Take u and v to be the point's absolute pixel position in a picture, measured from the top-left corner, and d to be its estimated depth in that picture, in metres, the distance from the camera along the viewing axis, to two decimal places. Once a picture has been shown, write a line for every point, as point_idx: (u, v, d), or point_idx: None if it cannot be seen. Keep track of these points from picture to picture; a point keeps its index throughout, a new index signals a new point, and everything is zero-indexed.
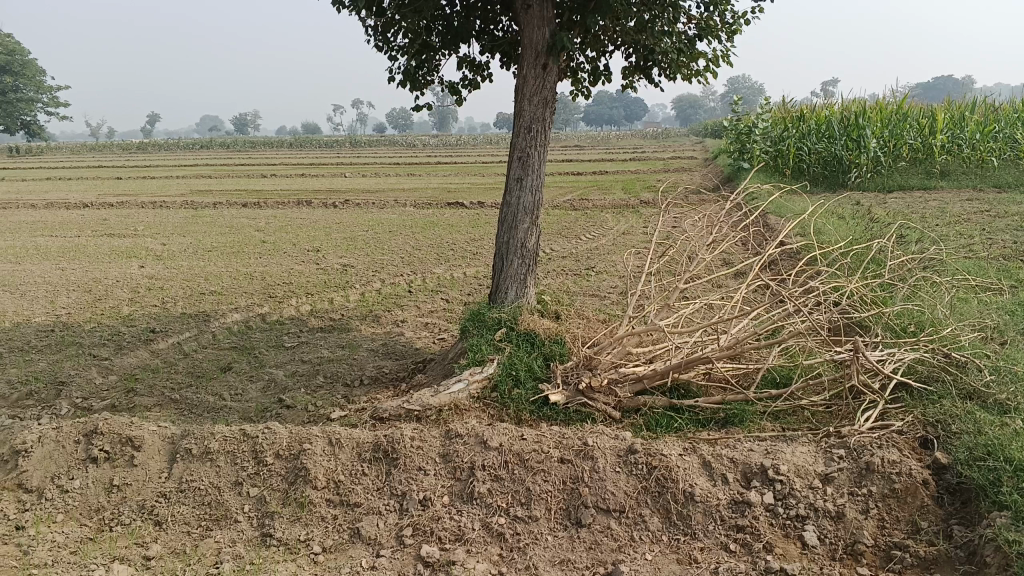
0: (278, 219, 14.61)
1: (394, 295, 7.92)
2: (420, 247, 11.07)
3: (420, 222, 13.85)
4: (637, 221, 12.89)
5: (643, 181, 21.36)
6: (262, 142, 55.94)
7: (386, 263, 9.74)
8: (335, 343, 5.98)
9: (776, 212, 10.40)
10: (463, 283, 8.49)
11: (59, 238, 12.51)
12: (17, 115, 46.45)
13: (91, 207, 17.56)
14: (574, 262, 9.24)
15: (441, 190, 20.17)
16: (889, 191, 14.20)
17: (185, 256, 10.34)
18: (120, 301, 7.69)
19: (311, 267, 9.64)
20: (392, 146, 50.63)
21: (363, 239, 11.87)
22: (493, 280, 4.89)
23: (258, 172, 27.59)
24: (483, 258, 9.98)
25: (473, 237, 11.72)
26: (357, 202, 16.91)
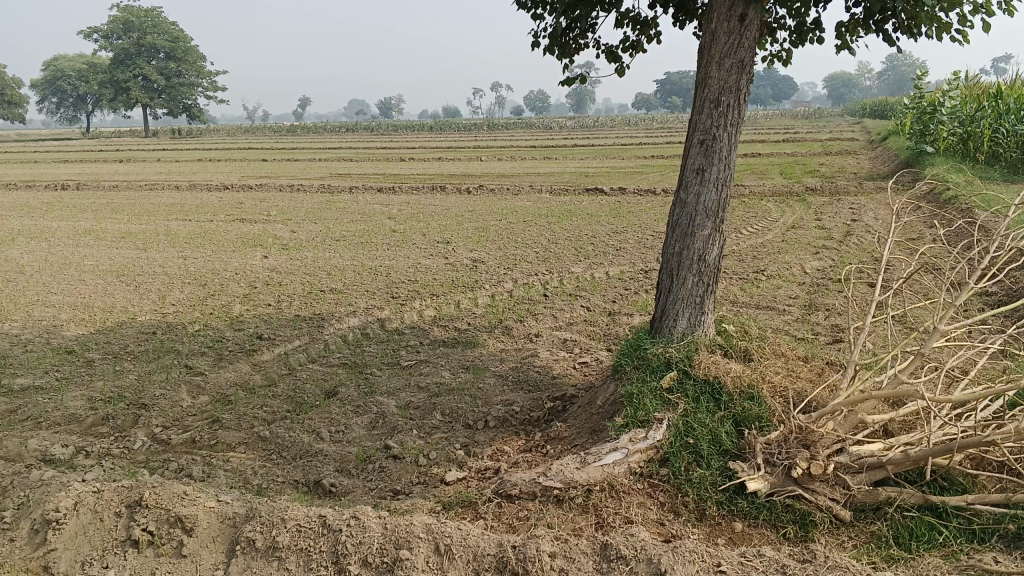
0: (411, 205, 13.94)
1: (528, 299, 6.90)
2: (558, 239, 10.00)
3: (559, 210, 12.79)
4: (805, 213, 11.29)
5: (802, 165, 19.40)
6: (402, 125, 56.64)
7: (520, 259, 8.77)
8: (456, 363, 5.01)
9: (985, 205, 8.63)
10: (607, 284, 7.38)
11: (192, 222, 12.30)
12: (179, 99, 48.66)
13: (232, 190, 17.57)
14: (737, 264, 7.90)
15: (580, 175, 19.02)
16: None
17: (311, 246, 9.73)
18: (233, 298, 7.06)
19: (439, 262, 8.78)
20: (530, 128, 49.76)
21: (497, 229, 10.92)
22: (658, 302, 3.75)
23: (396, 155, 27.34)
24: (629, 255, 8.80)
25: (617, 229, 10.53)
26: (492, 188, 16.03)
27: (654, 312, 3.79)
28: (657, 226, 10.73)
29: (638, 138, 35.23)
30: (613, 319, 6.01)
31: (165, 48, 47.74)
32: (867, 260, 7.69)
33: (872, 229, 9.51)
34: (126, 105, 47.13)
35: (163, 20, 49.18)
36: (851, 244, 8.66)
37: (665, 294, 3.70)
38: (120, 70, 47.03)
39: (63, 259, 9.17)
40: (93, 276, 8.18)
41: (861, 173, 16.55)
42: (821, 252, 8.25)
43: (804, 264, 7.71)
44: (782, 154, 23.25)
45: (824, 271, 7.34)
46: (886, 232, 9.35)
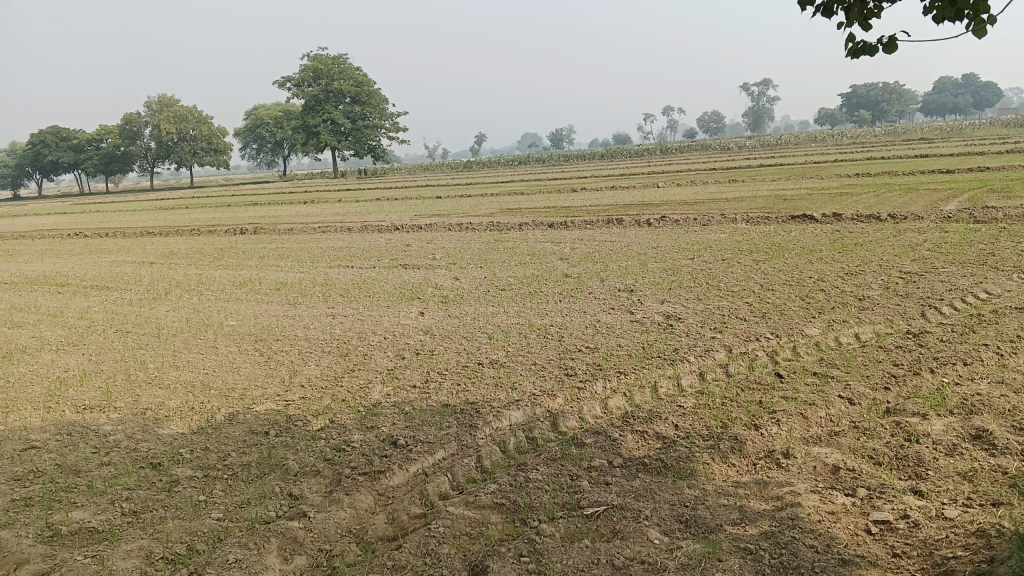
0: (586, 242, 12.31)
1: (754, 383, 5.00)
2: (772, 284, 7.97)
3: (763, 244, 10.70)
4: None
5: None
6: (575, 154, 55.87)
7: (731, 314, 6.90)
8: (670, 511, 3.26)
9: None
10: (864, 357, 5.39)
11: (352, 268, 11.30)
12: (364, 140, 50.27)
13: (401, 230, 16.69)
14: None
15: (777, 198, 16.75)
16: None
17: (473, 298, 8.31)
18: (370, 375, 5.65)
19: (624, 319, 7.04)
20: (708, 151, 47.23)
21: (691, 271, 9.04)
22: None
23: (568, 185, 25.91)
24: (878, 310, 6.67)
25: (846, 270, 8.35)
26: (679, 218, 14.11)
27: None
28: (901, 265, 8.46)
29: (834, 153, 32.11)
30: (895, 431, 4.03)
31: (350, 92, 49.13)
32: None
33: None
34: (315, 147, 49.02)
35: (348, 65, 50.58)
36: None
37: None
38: (311, 114, 49.10)
39: (205, 319, 8.21)
40: (228, 341, 7.08)
41: None
42: None
43: None
44: (1020, 166, 19.80)
45: None
46: None
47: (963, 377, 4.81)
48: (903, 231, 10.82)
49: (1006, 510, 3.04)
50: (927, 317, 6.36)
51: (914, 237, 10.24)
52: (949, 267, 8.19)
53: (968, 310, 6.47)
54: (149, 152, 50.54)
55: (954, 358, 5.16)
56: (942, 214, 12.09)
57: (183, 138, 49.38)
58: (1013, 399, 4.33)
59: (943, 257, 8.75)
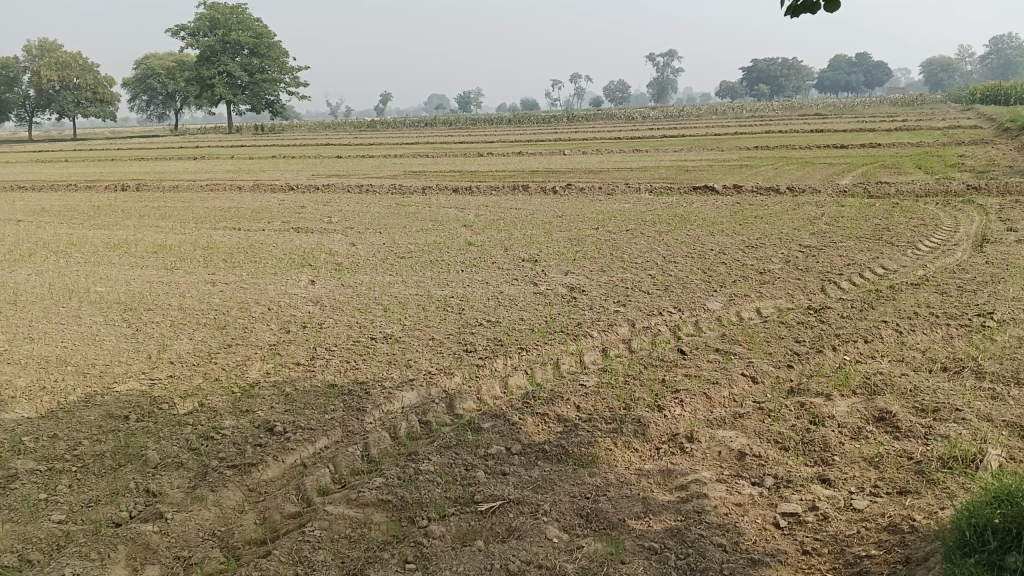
0: (490, 209, 11.99)
1: (658, 360, 4.82)
2: (676, 257, 7.87)
3: (667, 215, 10.63)
4: (988, 223, 8.90)
5: (940, 158, 16.89)
6: (481, 119, 55.31)
7: (635, 287, 6.74)
8: (571, 506, 3.01)
9: None
10: (767, 333, 5.30)
11: (241, 232, 10.63)
12: (263, 95, 48.18)
13: (297, 191, 15.95)
14: (943, 306, 5.71)
15: (680, 169, 16.82)
16: None
17: (369, 266, 7.89)
18: (251, 352, 5.21)
19: (527, 291, 6.78)
20: (614, 119, 47.50)
21: (595, 242, 8.86)
22: None
23: (474, 149, 25.47)
24: (780, 284, 6.62)
25: (748, 243, 8.34)
26: (584, 186, 13.96)
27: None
28: (800, 238, 8.50)
29: (734, 126, 32.74)
30: (801, 413, 3.91)
31: (248, 44, 46.90)
32: None
33: None
34: (210, 102, 46.71)
35: (245, 16, 48.22)
36: None
37: None
38: (205, 67, 46.66)
39: (71, 285, 7.50)
40: (94, 311, 6.45)
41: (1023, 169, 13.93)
42: None
43: None
44: (907, 144, 20.57)
45: None
46: None
47: (864, 355, 4.77)
48: (802, 205, 10.95)
49: (914, 500, 2.93)
50: (827, 292, 6.35)
51: (812, 211, 10.37)
52: (847, 241, 8.27)
53: (866, 286, 6.50)
54: (27, 100, 47.07)
55: (856, 335, 5.11)
56: (838, 189, 12.33)
57: (64, 87, 46.15)
58: (914, 379, 4.29)
59: (840, 231, 8.85)
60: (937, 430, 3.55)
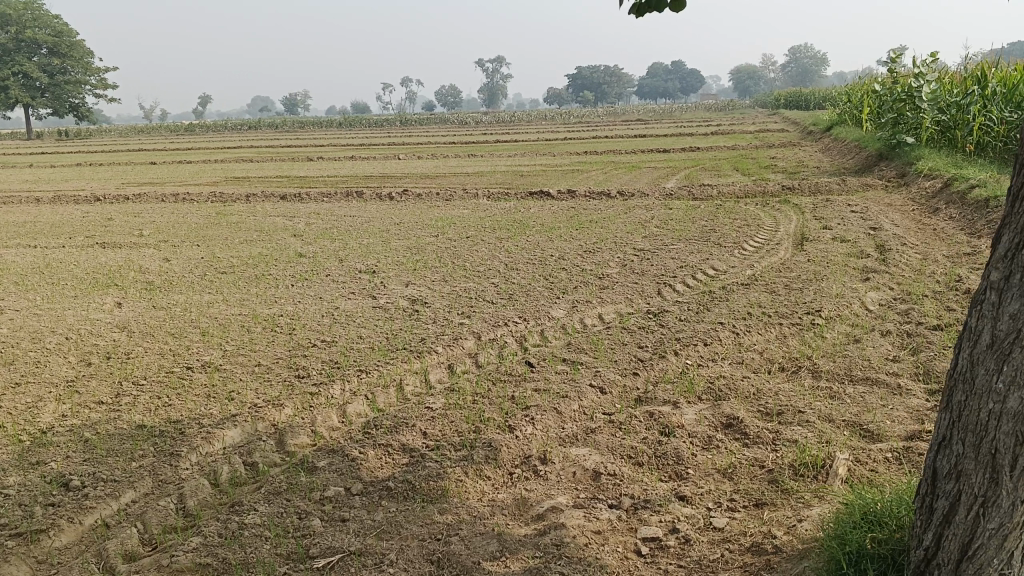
0: (322, 217, 11.43)
1: (506, 375, 4.61)
2: (516, 264, 7.73)
3: (504, 221, 10.52)
4: (803, 223, 9.41)
5: (755, 161, 17.90)
6: (310, 123, 53.65)
7: (477, 296, 6.52)
8: (419, 551, 2.72)
9: None
10: (612, 340, 5.22)
11: (37, 249, 9.52)
12: (66, 98, 44.42)
13: (105, 203, 14.63)
14: (775, 305, 5.87)
15: (514, 174, 16.87)
16: None
17: (187, 284, 7.21)
18: (43, 392, 4.52)
19: (363, 305, 6.39)
20: (446, 124, 47.44)
21: (433, 250, 8.58)
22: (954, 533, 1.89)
23: (303, 154, 24.51)
24: (619, 289, 6.62)
25: (586, 248, 8.34)
26: (419, 191, 13.65)
27: (946, 547, 1.91)
28: (635, 242, 8.61)
29: (563, 131, 33.49)
30: (652, 423, 3.81)
31: (48, 43, 43.06)
32: (944, 294, 5.85)
33: (906, 242, 7.75)
34: (3, 105, 42.44)
35: (43, 12, 44.25)
36: (897, 264, 6.83)
37: (978, 508, 1.83)
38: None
39: None
40: None
41: (826, 170, 15.00)
42: (873, 282, 6.31)
43: (865, 307, 5.73)
44: (724, 147, 21.73)
45: (901, 315, 5.44)
46: (927, 248, 7.54)
47: (707, 358, 4.77)
48: (633, 208, 11.18)
49: (771, 512, 2.86)
50: (665, 296, 6.40)
51: (644, 214, 10.60)
52: (679, 244, 8.46)
53: (701, 288, 6.62)
54: None
55: (697, 339, 5.13)
56: (666, 191, 12.73)
57: None
58: (755, 382, 4.32)
59: (672, 234, 9.06)
60: (784, 435, 3.54)
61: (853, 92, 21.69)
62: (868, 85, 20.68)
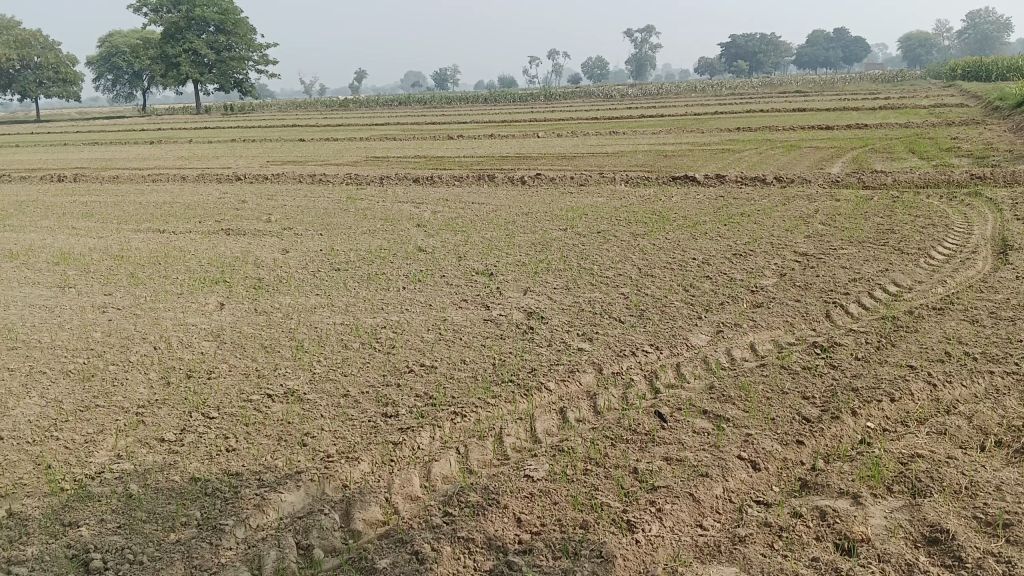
0: (449, 203, 10.81)
1: (630, 432, 3.73)
2: (653, 269, 6.77)
3: (643, 212, 9.52)
4: (1003, 224, 7.89)
5: (933, 142, 15.87)
6: (452, 96, 53.82)
7: (605, 312, 5.61)
8: None
9: None
10: (767, 386, 4.22)
11: (165, 234, 9.39)
12: (230, 75, 46.45)
13: (243, 182, 14.65)
14: (981, 344, 4.66)
15: (658, 154, 15.69)
16: None
17: (294, 283, 6.71)
18: (107, 420, 4.04)
19: (474, 316, 5.64)
20: (589, 97, 46.22)
21: (561, 248, 7.72)
22: None
23: (443, 131, 24.13)
24: (775, 309, 5.55)
25: (736, 251, 7.24)
26: (555, 175, 12.78)
27: None
28: (794, 244, 7.43)
29: (712, 105, 31.61)
30: (822, 528, 2.85)
31: (216, 22, 45.05)
32: None
33: None
34: (174, 82, 44.88)
35: None
36: None
37: None
38: (169, 45, 44.84)
39: None
40: None
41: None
42: None
43: None
44: (895, 124, 19.56)
45: None
46: None
47: (894, 427, 3.70)
48: (791, 199, 9.89)
49: None
50: (834, 321, 5.28)
51: (803, 206, 9.30)
52: (847, 248, 7.21)
53: (878, 312, 5.45)
54: None
55: (878, 393, 4.06)
56: (829, 178, 11.27)
57: None
58: (965, 469, 3.25)
59: (838, 233, 7.79)
60: None
61: None
62: None
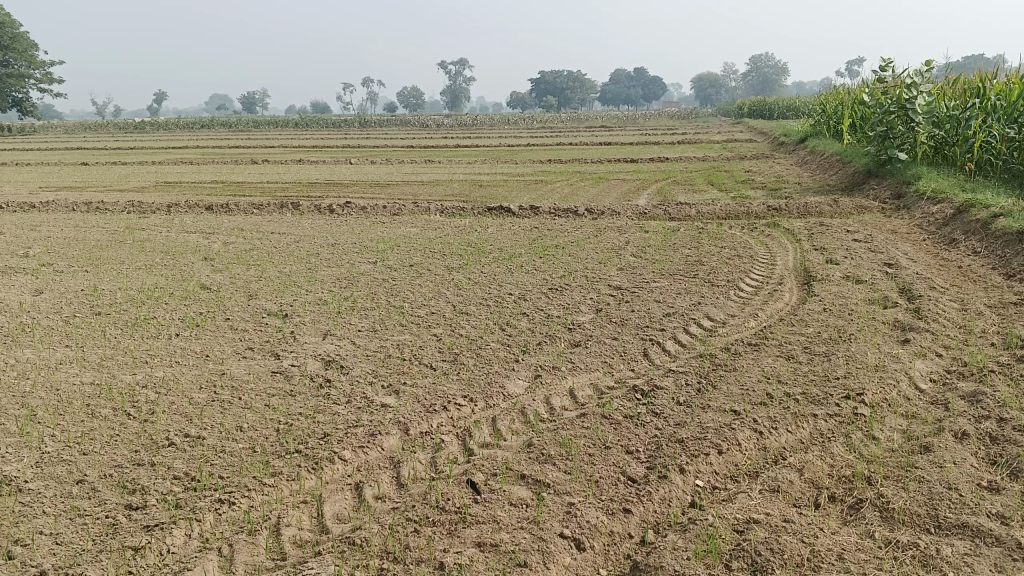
0: (246, 234, 9.85)
1: (437, 512, 3.15)
2: (465, 306, 6.27)
3: (457, 244, 9.07)
4: (802, 254, 8.11)
5: (730, 175, 16.68)
6: (262, 121, 51.58)
7: (410, 356, 5.02)
8: None
9: None
10: (590, 441, 3.79)
11: None
12: (6, 92, 41.93)
13: (5, 211, 12.82)
14: (800, 383, 4.49)
15: (472, 183, 15.41)
16: None
17: (41, 333, 5.62)
18: None
19: (259, 368, 4.87)
20: (404, 126, 45.85)
21: (367, 284, 7.07)
22: None
23: (248, 157, 22.75)
24: (594, 348, 5.19)
25: (551, 286, 6.91)
26: (364, 203, 12.10)
27: None
28: (609, 277, 7.21)
29: (525, 137, 32.12)
30: None
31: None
32: (1011, 368, 4.53)
33: (932, 286, 6.47)
34: None
35: None
36: (935, 322, 5.51)
37: None
38: None
39: None
40: None
41: (810, 187, 13.82)
42: (914, 348, 4.99)
43: (915, 388, 4.40)
44: (695, 158, 20.52)
45: (968, 404, 4.10)
46: (963, 295, 6.28)
47: (725, 487, 3.37)
48: (604, 230, 9.81)
49: None
50: (653, 360, 4.99)
51: (616, 238, 9.21)
52: (662, 280, 7.07)
53: (696, 349, 5.22)
54: None
55: (705, 444, 3.73)
56: (639, 209, 11.37)
57: None
58: (803, 535, 2.95)
59: (651, 266, 7.68)
60: None
61: (829, 102, 20.64)
62: (846, 97, 19.66)
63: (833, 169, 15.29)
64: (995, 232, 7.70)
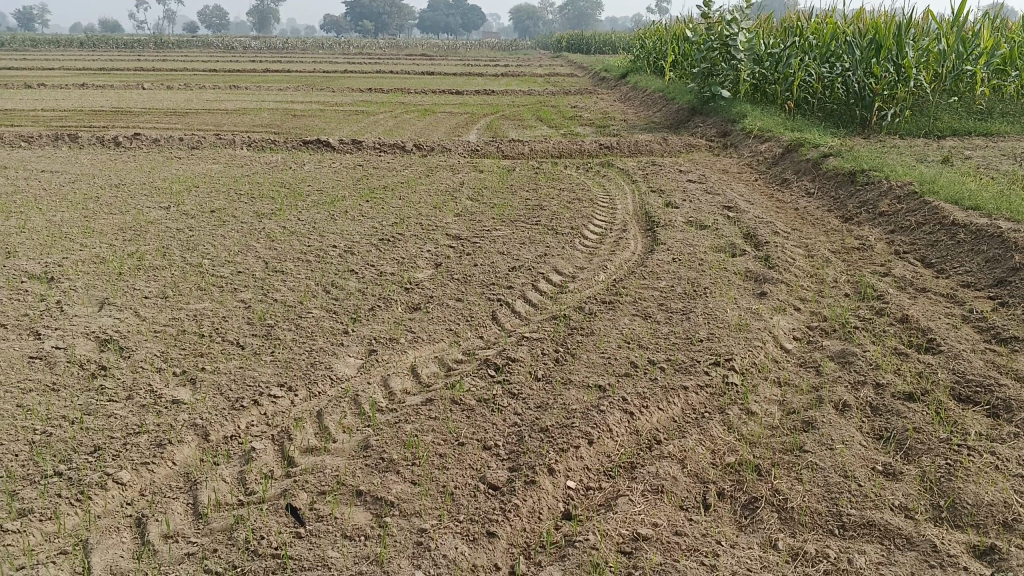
0: (8, 172, 8.26)
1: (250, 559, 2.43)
2: (279, 262, 5.39)
3: (268, 184, 8.03)
4: (641, 196, 7.80)
5: (557, 110, 16.32)
6: (37, 37, 45.61)
7: (210, 331, 4.13)
8: None
9: (943, 219, 5.76)
10: (438, 438, 3.15)
11: None
12: None
13: None
14: (665, 348, 4.06)
15: (284, 113, 14.08)
16: (942, 139, 10.06)
17: None
18: None
19: (10, 355, 3.82)
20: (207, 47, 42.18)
21: (158, 235, 5.97)
22: None
23: (17, 78, 19.75)
24: (434, 312, 4.54)
25: (379, 235, 6.14)
26: (158, 134, 10.61)
27: None
28: (444, 224, 6.53)
29: (341, 63, 30.31)
30: None
31: None
32: (870, 323, 4.34)
33: (775, 231, 6.31)
34: None
35: None
36: (787, 271, 5.30)
37: None
38: None
39: None
40: None
41: (638, 125, 13.69)
42: (773, 302, 4.71)
43: (783, 350, 4.09)
44: (518, 91, 20.04)
45: (838, 367, 3.83)
46: (805, 239, 6.16)
47: (603, 493, 2.86)
48: (434, 169, 9.07)
49: None
50: (502, 325, 4.40)
51: (448, 178, 8.52)
52: (501, 227, 6.49)
53: (547, 310, 4.68)
54: None
55: (575, 432, 3.21)
56: (469, 146, 10.70)
57: None
58: (701, 554, 2.49)
59: (489, 210, 7.07)
60: None
61: (648, 38, 20.74)
62: (664, 33, 19.79)
63: (656, 105, 15.28)
64: (824, 174, 7.74)
